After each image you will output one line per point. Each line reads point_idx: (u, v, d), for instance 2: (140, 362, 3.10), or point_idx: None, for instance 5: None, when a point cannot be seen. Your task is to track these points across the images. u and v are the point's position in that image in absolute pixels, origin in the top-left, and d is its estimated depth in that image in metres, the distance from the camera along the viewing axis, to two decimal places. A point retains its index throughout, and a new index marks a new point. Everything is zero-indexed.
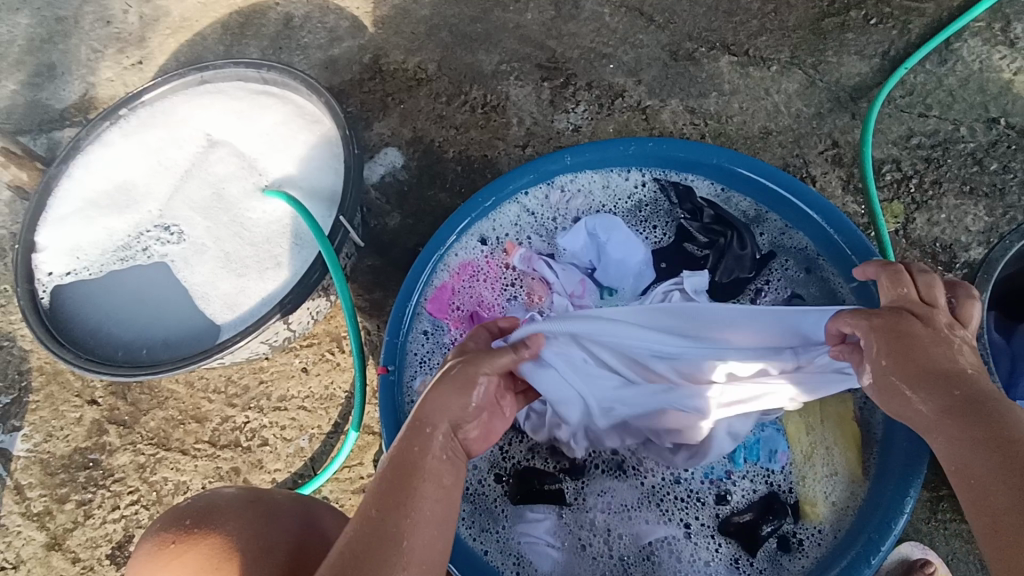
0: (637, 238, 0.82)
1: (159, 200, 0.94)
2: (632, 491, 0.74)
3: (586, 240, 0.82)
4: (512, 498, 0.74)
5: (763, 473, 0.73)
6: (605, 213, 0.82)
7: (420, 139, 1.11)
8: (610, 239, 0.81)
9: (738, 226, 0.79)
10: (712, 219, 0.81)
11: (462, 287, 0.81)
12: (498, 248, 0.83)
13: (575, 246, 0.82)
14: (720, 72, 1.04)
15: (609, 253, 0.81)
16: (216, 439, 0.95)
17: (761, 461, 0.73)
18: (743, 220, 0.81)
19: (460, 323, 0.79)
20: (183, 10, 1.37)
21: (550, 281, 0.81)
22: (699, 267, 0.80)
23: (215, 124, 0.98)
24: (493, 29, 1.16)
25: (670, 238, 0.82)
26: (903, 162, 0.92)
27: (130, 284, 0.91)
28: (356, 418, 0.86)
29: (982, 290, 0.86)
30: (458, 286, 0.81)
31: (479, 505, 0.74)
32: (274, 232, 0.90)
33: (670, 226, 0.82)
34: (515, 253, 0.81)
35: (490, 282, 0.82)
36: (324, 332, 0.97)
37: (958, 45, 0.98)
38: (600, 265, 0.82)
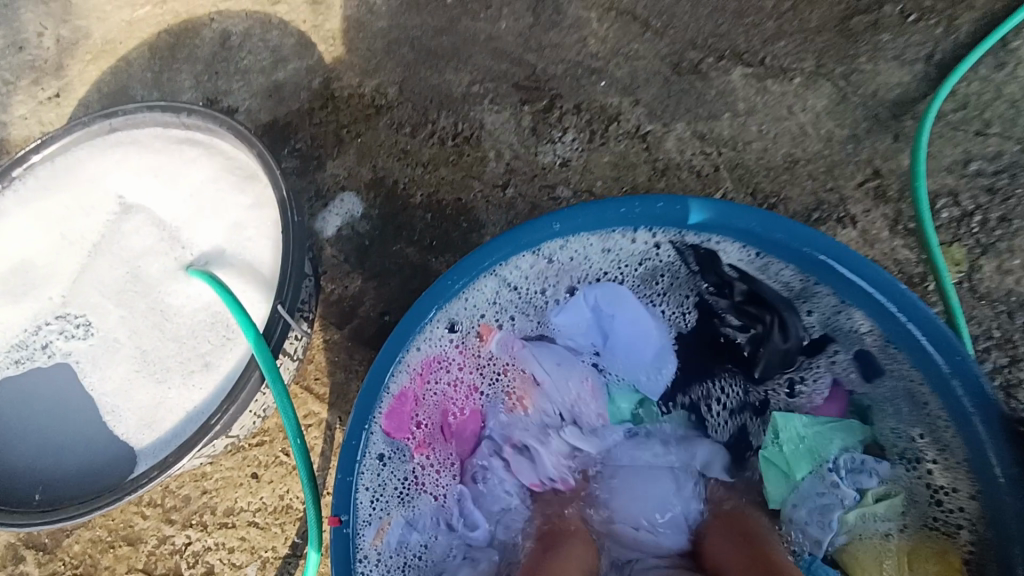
0: (645, 311, 0.70)
1: (63, 283, 0.78)
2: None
3: (590, 317, 0.70)
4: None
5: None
6: (609, 283, 0.69)
7: (383, 180, 0.95)
8: (617, 315, 0.69)
9: (778, 310, 0.67)
10: (743, 295, 0.67)
11: (425, 391, 0.67)
12: (470, 334, 0.69)
13: (576, 322, 0.70)
14: (732, 87, 0.87)
15: (615, 335, 0.70)
16: (153, 566, 0.80)
17: None
18: (787, 295, 0.66)
19: (424, 442, 0.67)
20: (104, 29, 1.18)
21: (539, 380, 0.70)
22: (735, 355, 0.70)
23: (127, 184, 0.81)
24: (462, 41, 0.98)
25: (696, 316, 0.71)
26: (962, 195, 0.76)
27: (27, 392, 0.74)
28: (312, 536, 0.68)
29: None
30: (420, 388, 0.67)
31: None
32: (201, 322, 0.73)
33: (691, 299, 0.71)
34: (493, 340, 0.69)
35: (458, 382, 0.70)
36: (276, 426, 0.81)
37: (1018, 44, 0.82)
38: (604, 348, 0.72)
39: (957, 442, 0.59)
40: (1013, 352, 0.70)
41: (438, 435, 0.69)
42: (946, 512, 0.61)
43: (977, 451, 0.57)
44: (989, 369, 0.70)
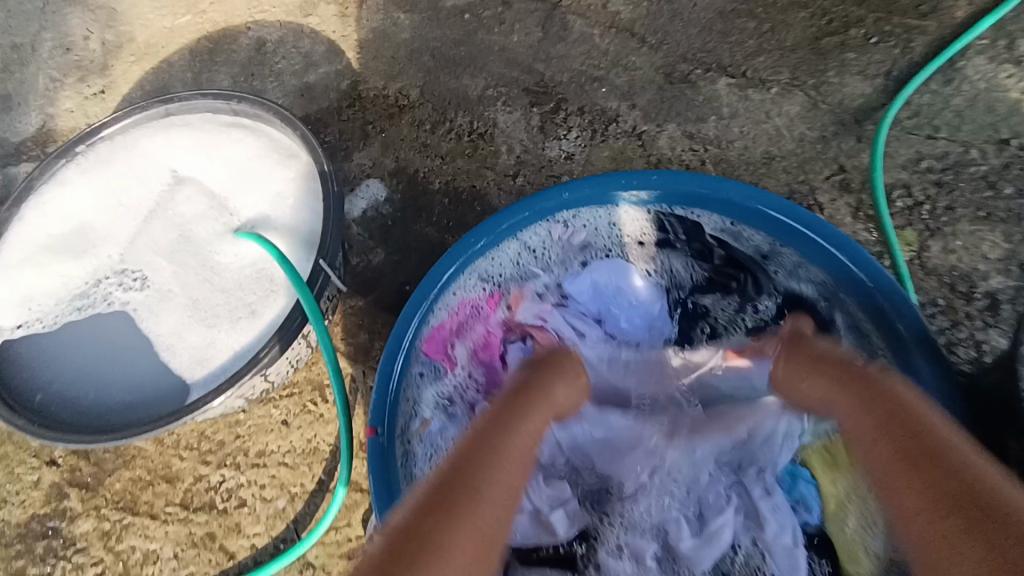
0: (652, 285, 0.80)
1: (119, 243, 0.87)
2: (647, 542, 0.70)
3: (594, 288, 0.81)
4: (518, 559, 0.69)
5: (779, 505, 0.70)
6: (613, 258, 0.80)
7: (404, 169, 1.05)
8: (621, 288, 0.81)
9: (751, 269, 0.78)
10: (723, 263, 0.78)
11: (458, 326, 0.77)
12: (500, 289, 0.79)
13: (585, 296, 0.81)
14: (718, 95, 1.00)
15: (618, 303, 0.81)
16: (188, 501, 0.88)
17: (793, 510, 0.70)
18: (755, 257, 0.77)
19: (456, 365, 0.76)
20: (150, 35, 1.29)
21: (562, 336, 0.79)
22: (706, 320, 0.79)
23: (180, 159, 0.91)
24: (479, 52, 1.10)
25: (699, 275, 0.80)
26: (914, 188, 0.88)
27: (88, 335, 0.83)
28: (343, 472, 0.79)
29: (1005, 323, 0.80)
30: (456, 324, 0.76)
31: None
32: (247, 278, 0.83)
33: (676, 266, 0.80)
34: (521, 305, 0.79)
35: (487, 324, 0.78)
36: (305, 379, 0.89)
37: (963, 63, 0.94)
38: (608, 315, 0.81)
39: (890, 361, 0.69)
40: (954, 318, 0.81)
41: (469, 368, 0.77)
42: None
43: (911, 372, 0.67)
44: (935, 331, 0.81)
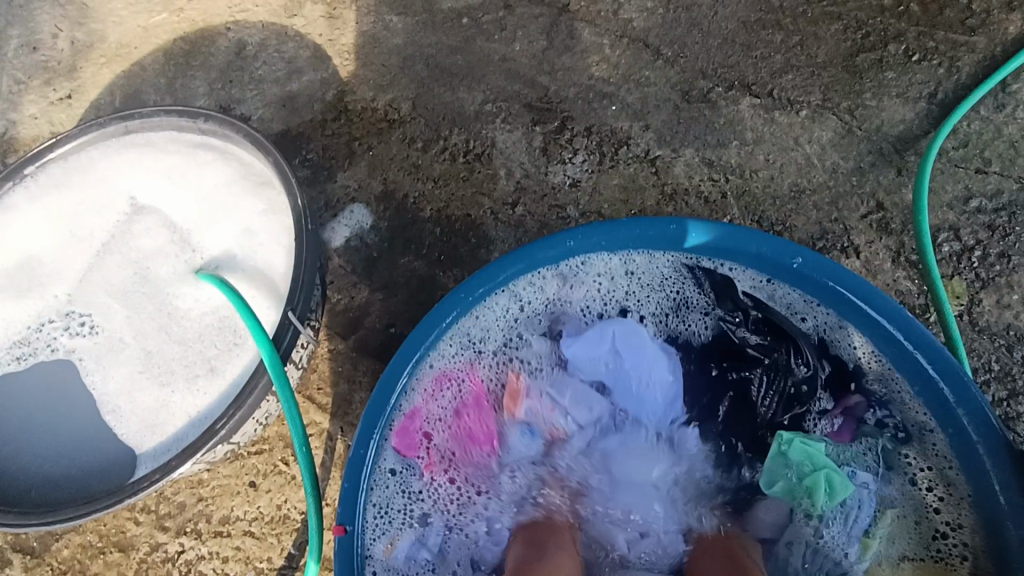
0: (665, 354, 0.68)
1: (68, 281, 0.77)
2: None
3: (602, 351, 0.67)
4: None
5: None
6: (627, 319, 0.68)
7: (392, 194, 0.95)
8: (631, 356, 0.67)
9: (790, 336, 0.67)
10: (758, 322, 0.68)
11: (437, 409, 0.66)
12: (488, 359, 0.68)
13: (583, 344, 0.68)
14: (741, 117, 0.90)
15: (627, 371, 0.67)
16: (142, 574, 0.78)
17: None
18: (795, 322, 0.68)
19: (435, 462, 0.66)
20: (121, 34, 1.19)
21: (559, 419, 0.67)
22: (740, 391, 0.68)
23: (140, 185, 0.81)
24: (476, 62, 1.00)
25: (711, 326, 0.69)
26: (962, 230, 0.78)
27: (27, 388, 0.73)
28: (314, 545, 0.67)
29: None
30: (434, 409, 0.66)
31: None
32: (208, 327, 0.72)
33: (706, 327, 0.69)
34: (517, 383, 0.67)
35: (472, 405, 0.67)
36: (276, 436, 0.80)
37: (1017, 87, 0.85)
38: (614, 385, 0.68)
39: (963, 481, 0.61)
40: (1012, 386, 0.71)
41: (448, 461, 0.66)
42: (949, 546, 0.61)
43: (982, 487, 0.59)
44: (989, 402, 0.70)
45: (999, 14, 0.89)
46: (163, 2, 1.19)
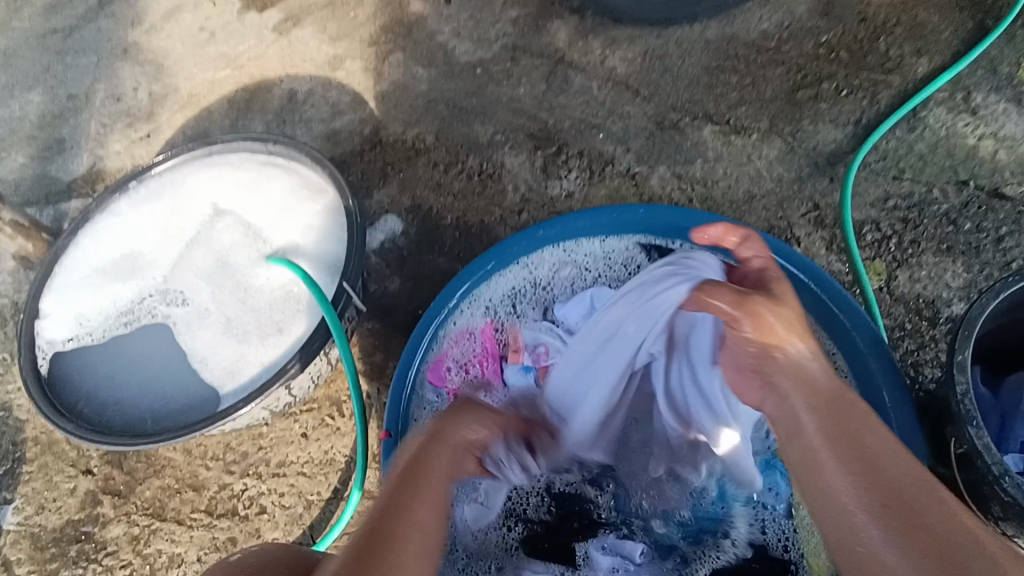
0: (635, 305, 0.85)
1: (164, 266, 0.97)
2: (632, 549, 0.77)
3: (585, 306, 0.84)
4: (523, 550, 0.79)
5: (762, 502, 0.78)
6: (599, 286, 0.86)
7: (420, 206, 1.15)
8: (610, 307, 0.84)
9: None
10: None
11: (458, 355, 0.84)
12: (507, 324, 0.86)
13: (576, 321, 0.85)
14: (704, 140, 1.11)
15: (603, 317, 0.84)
16: (213, 509, 0.95)
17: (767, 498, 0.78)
18: None
19: (458, 392, 0.83)
20: (192, 87, 1.39)
21: None
22: None
23: (221, 194, 1.01)
24: (488, 102, 1.21)
25: None
26: (882, 223, 0.98)
27: (134, 348, 0.93)
28: (360, 475, 0.87)
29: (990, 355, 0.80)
30: (456, 353, 0.84)
31: (480, 550, 0.78)
32: (276, 298, 0.93)
33: None
34: (523, 339, 0.85)
35: (483, 354, 0.85)
36: (324, 396, 0.97)
37: (925, 113, 1.05)
38: None
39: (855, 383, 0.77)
40: (921, 340, 0.90)
41: (471, 395, 0.83)
42: None
43: (871, 387, 0.75)
44: (902, 352, 0.90)
45: (910, 59, 1.11)
46: (225, 60, 1.39)
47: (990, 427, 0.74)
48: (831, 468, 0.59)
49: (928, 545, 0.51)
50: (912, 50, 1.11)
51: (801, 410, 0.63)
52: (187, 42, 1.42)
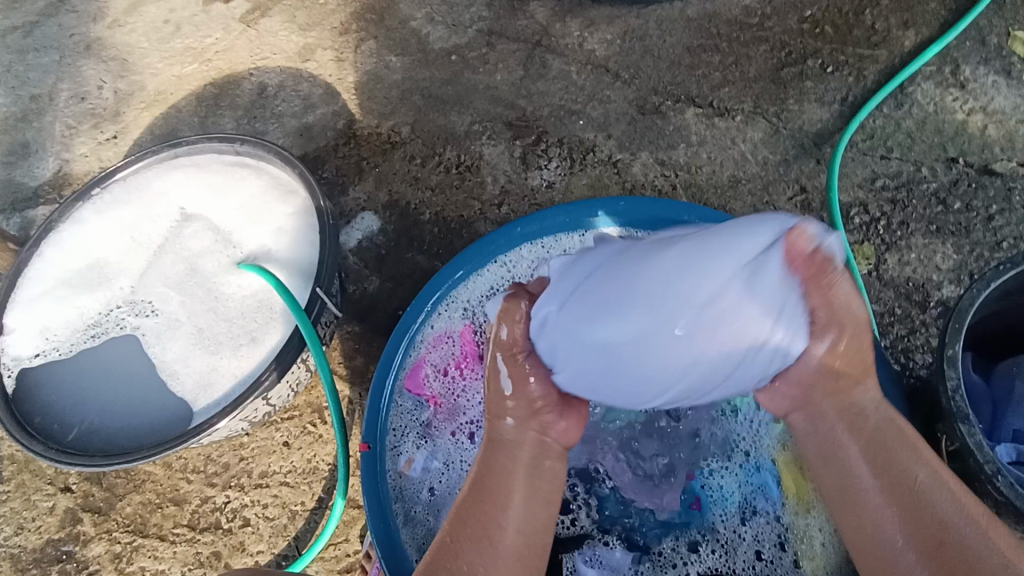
0: None
1: (131, 275, 0.94)
2: (622, 557, 0.75)
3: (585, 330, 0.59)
4: None
5: (751, 506, 0.77)
6: None
7: (397, 202, 1.12)
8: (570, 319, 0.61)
9: None
10: None
11: (436, 361, 0.82)
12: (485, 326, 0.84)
13: None
14: (687, 124, 1.07)
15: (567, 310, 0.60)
16: (196, 522, 0.93)
17: (759, 506, 0.76)
18: None
19: (436, 399, 0.81)
20: (158, 84, 1.32)
21: None
22: None
23: (188, 198, 0.97)
24: (464, 90, 1.17)
25: None
26: (870, 205, 0.96)
27: (104, 362, 0.91)
28: (342, 486, 0.84)
29: (981, 340, 0.78)
30: (434, 358, 0.82)
31: None
32: (249, 306, 0.91)
33: None
34: None
35: (460, 358, 0.82)
36: (305, 403, 0.95)
37: (912, 88, 1.02)
38: None
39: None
40: (911, 325, 0.89)
41: (449, 401, 0.81)
42: None
43: None
44: (893, 338, 0.88)
45: (897, 31, 1.07)
46: (193, 54, 1.32)
47: (983, 416, 0.73)
48: (870, 493, 0.62)
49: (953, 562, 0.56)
50: (898, 22, 1.08)
51: (854, 456, 0.63)
52: (152, 37, 1.35)
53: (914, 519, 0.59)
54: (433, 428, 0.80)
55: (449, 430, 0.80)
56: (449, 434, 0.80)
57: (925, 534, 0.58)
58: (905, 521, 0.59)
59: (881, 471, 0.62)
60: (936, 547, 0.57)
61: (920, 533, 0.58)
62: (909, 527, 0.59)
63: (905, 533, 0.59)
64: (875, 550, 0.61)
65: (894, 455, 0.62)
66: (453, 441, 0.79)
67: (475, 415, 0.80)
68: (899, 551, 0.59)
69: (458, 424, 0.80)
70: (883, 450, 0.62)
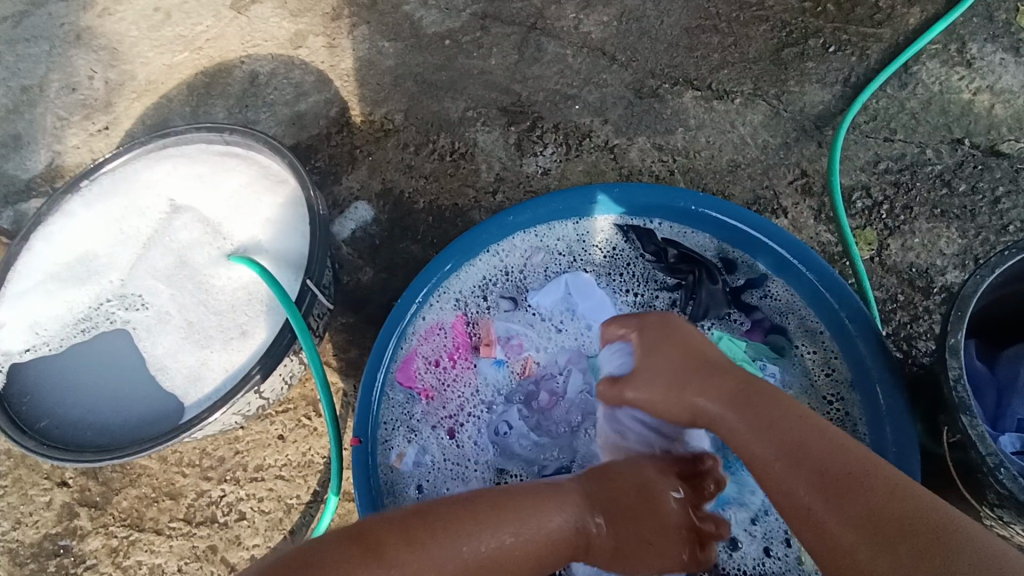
0: (611, 298, 0.82)
1: (120, 269, 0.93)
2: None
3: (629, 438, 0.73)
4: None
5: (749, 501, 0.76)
6: (577, 270, 0.83)
7: (390, 191, 1.10)
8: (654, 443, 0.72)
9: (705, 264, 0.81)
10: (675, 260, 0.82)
11: (428, 353, 0.81)
12: (477, 317, 0.82)
13: (549, 310, 0.83)
14: (685, 108, 1.05)
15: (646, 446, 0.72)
16: (191, 516, 0.92)
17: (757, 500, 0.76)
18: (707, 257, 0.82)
19: (428, 391, 0.80)
20: (149, 73, 1.30)
21: (536, 358, 0.81)
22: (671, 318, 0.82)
23: (177, 189, 0.95)
24: (458, 76, 1.15)
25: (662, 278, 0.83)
26: (873, 188, 0.93)
27: (96, 356, 0.90)
28: (337, 481, 0.83)
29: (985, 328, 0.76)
30: (426, 350, 0.81)
31: None
32: (239, 299, 0.89)
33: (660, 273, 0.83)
34: (493, 332, 0.81)
35: (452, 349, 0.81)
36: (300, 395, 0.94)
37: (917, 67, 0.99)
38: (572, 321, 0.82)
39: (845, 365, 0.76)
40: (914, 312, 0.87)
41: (441, 393, 0.80)
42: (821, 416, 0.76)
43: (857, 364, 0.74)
44: (895, 326, 0.87)
45: (902, 8, 1.04)
46: (183, 42, 1.30)
47: (987, 404, 0.71)
48: (782, 476, 0.58)
49: (889, 526, 0.52)
50: None
51: (748, 439, 0.60)
52: (142, 25, 1.33)
53: (841, 485, 0.55)
54: (426, 421, 0.78)
55: (442, 422, 0.79)
56: (441, 427, 0.79)
57: (863, 501, 0.53)
58: (824, 493, 0.55)
59: (777, 438, 0.59)
60: (869, 517, 0.52)
61: (854, 506, 0.53)
62: (839, 501, 0.54)
63: (833, 504, 0.54)
64: (820, 537, 0.55)
65: (793, 425, 0.59)
66: (446, 433, 0.78)
67: (466, 408, 0.80)
68: (833, 532, 0.54)
69: (451, 416, 0.79)
70: (779, 427, 0.59)
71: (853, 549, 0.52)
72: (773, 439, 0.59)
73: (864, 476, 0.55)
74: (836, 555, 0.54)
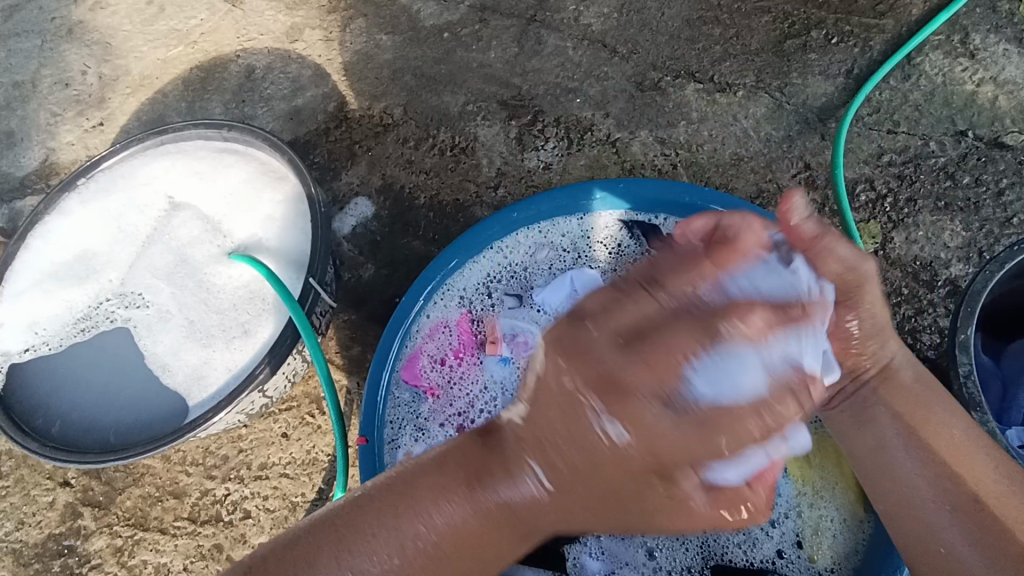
0: None
1: (119, 267, 0.92)
2: (635, 551, 0.76)
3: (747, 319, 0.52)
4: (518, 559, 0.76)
5: None
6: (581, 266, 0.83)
7: (390, 186, 1.09)
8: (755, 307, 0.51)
9: None
10: None
11: (434, 351, 0.80)
12: (482, 314, 0.82)
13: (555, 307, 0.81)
14: (687, 100, 1.04)
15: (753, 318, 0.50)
16: (196, 515, 0.92)
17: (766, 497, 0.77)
18: None
19: (435, 390, 0.79)
20: (143, 67, 1.28)
21: None
22: None
23: (176, 186, 0.94)
24: (457, 69, 1.14)
25: None
26: (876, 181, 0.93)
27: (98, 355, 0.90)
28: (341, 480, 0.83)
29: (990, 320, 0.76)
30: (432, 349, 0.80)
31: None
32: (240, 298, 0.89)
33: None
34: (499, 329, 0.81)
35: (458, 347, 0.81)
36: (303, 394, 0.94)
37: (920, 59, 0.99)
38: None
39: None
40: (919, 305, 0.87)
41: (447, 392, 0.80)
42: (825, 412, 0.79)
43: None
44: (900, 319, 0.87)
45: None
46: (178, 36, 1.28)
47: (993, 396, 0.72)
48: (921, 483, 0.63)
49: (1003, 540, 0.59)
50: None
51: (896, 444, 0.65)
52: (134, 18, 1.30)
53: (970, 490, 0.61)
54: (432, 420, 0.78)
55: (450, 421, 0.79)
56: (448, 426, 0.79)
57: (987, 510, 0.60)
58: (953, 496, 0.61)
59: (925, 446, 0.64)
60: (994, 527, 0.59)
61: (977, 514, 0.60)
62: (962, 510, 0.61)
63: (958, 505, 0.61)
64: (932, 541, 0.61)
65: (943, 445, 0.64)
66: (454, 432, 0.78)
67: (473, 407, 0.79)
68: (953, 536, 0.60)
69: (458, 415, 0.79)
70: (942, 446, 0.64)
71: (964, 554, 0.59)
72: (921, 446, 0.64)
73: (985, 486, 0.61)
74: (938, 560, 0.60)
